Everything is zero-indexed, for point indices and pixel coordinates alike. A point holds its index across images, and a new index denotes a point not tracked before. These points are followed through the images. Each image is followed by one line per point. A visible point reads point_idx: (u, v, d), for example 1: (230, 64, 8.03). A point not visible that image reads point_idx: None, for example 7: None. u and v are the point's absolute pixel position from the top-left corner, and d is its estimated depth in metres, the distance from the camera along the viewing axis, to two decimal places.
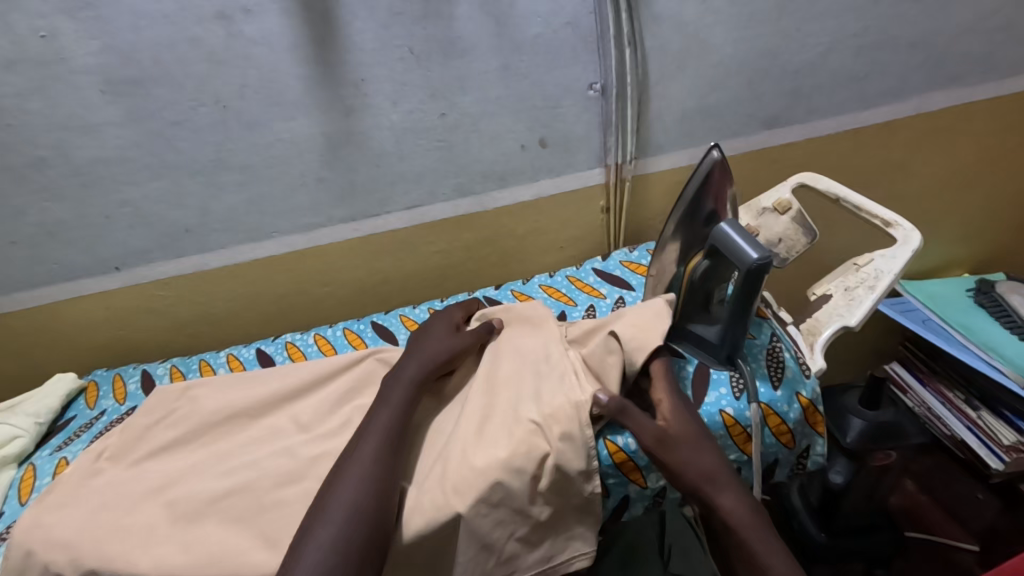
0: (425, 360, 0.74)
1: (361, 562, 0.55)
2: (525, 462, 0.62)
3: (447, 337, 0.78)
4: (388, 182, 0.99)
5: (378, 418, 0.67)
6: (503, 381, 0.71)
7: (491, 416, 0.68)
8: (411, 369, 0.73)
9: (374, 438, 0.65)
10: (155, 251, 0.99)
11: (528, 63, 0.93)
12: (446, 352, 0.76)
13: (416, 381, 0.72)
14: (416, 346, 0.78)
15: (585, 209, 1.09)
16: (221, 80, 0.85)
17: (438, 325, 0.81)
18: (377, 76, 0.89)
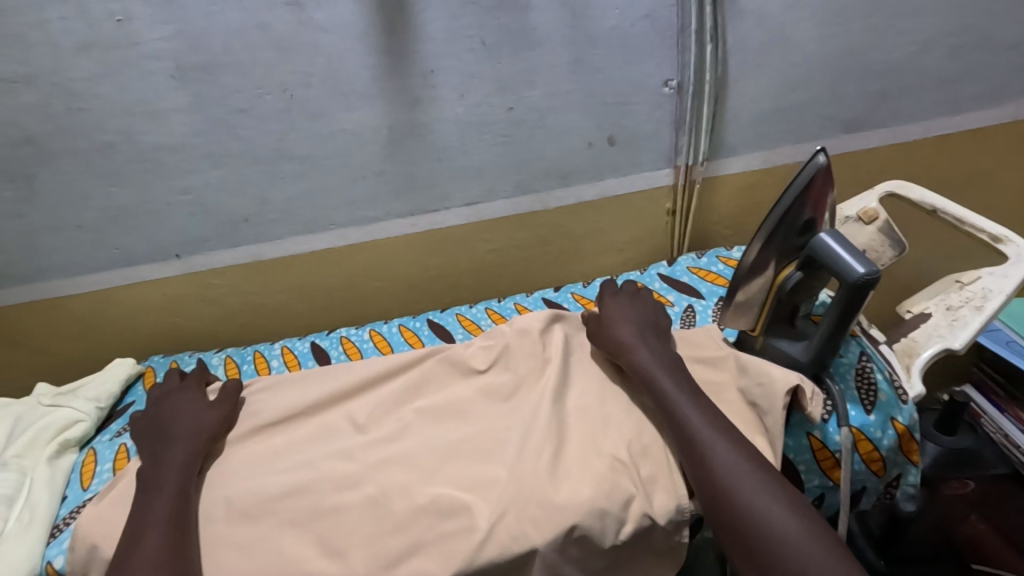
0: (190, 445, 0.69)
1: None
2: (609, 502, 0.60)
3: (202, 411, 0.74)
4: (449, 176, 0.96)
5: (157, 508, 0.61)
6: (575, 410, 0.70)
7: (565, 440, 0.67)
8: (178, 454, 0.68)
9: (160, 530, 0.59)
10: (213, 240, 0.97)
11: (602, 57, 0.88)
12: (211, 429, 0.72)
13: (188, 458, 0.68)
14: (178, 427, 0.71)
15: (649, 210, 1.05)
16: (288, 68, 0.83)
17: (185, 404, 0.75)
18: (445, 67, 0.86)
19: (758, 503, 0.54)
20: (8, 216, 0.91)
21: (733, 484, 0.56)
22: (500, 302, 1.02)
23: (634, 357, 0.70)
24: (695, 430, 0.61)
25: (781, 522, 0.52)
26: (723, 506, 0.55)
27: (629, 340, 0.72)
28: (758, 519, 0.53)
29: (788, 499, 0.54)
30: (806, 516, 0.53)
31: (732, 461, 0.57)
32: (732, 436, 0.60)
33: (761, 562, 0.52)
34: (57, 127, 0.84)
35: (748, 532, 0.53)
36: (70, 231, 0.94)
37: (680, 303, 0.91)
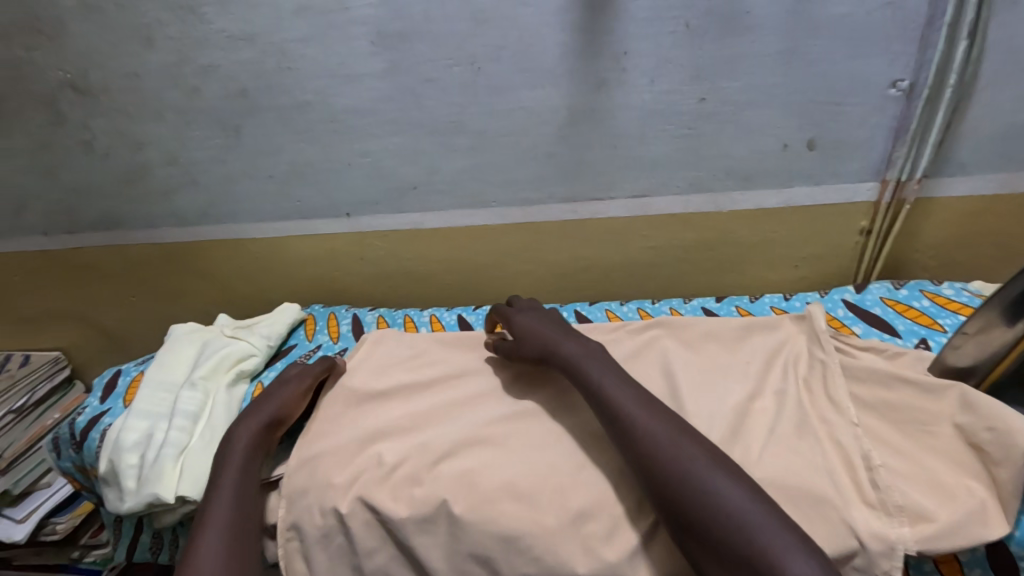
0: (258, 418, 0.70)
1: None
2: (802, 499, 0.56)
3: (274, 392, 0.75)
4: (620, 166, 0.91)
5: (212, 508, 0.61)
6: (758, 411, 0.67)
7: (743, 439, 0.63)
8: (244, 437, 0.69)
9: (212, 531, 0.59)
10: (381, 204, 1.01)
11: (821, 49, 0.78)
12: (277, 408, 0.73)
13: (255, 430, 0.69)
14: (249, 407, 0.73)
15: (838, 226, 0.92)
16: (481, 40, 0.82)
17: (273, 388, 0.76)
18: (641, 50, 0.80)
19: (693, 487, 0.50)
20: (216, 162, 1.01)
21: (664, 456, 0.53)
22: (652, 304, 0.96)
23: (550, 342, 0.71)
24: (621, 406, 0.58)
25: (721, 489, 0.49)
26: (656, 485, 0.52)
27: (553, 337, 0.71)
28: (694, 486, 0.50)
29: (730, 472, 0.51)
30: (748, 484, 0.50)
31: (657, 437, 0.54)
32: (644, 411, 0.57)
33: (702, 533, 0.48)
34: (267, 83, 0.91)
35: (685, 501, 0.50)
36: (262, 180, 1.02)
37: (868, 336, 0.79)
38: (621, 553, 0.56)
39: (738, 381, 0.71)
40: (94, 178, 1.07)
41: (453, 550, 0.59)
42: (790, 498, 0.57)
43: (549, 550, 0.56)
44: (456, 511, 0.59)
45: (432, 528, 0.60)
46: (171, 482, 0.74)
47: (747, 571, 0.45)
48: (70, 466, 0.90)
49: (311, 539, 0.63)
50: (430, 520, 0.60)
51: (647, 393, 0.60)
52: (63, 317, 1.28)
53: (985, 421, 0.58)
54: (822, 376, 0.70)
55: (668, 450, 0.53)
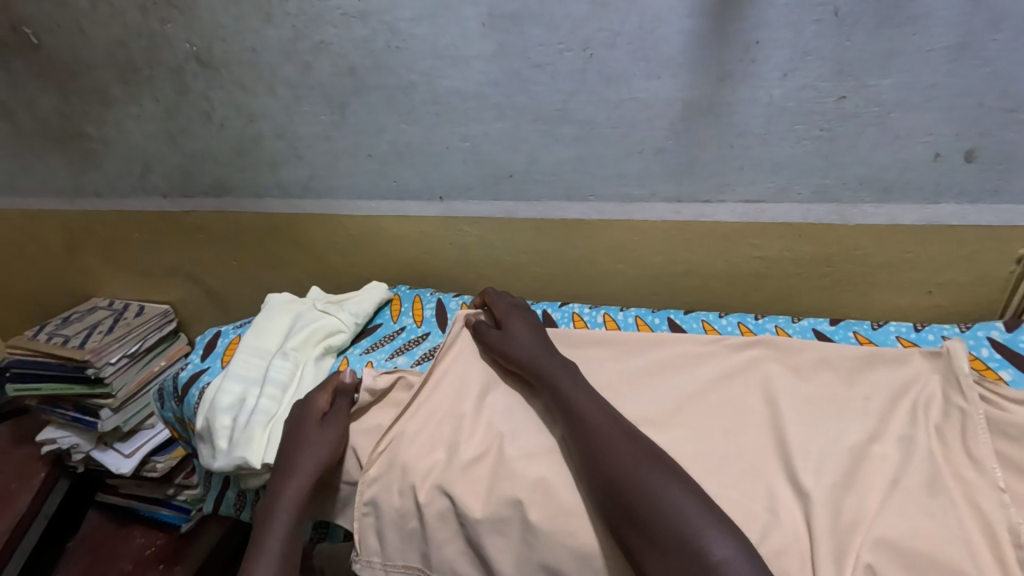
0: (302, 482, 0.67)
1: None
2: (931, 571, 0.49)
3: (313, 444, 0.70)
4: (737, 167, 0.83)
5: None
6: (879, 457, 0.58)
7: (861, 487, 0.56)
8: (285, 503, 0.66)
9: None
10: (475, 189, 0.99)
11: (1002, 45, 0.66)
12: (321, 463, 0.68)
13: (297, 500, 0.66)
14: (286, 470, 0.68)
15: (991, 252, 0.80)
16: (598, 25, 0.77)
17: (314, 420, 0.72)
18: (777, 40, 0.72)
19: (645, 486, 0.51)
20: (320, 138, 1.03)
21: (608, 450, 0.56)
22: (755, 319, 0.88)
23: (534, 353, 0.73)
24: (583, 410, 0.62)
25: (670, 493, 0.51)
26: (609, 481, 0.53)
27: (537, 348, 0.73)
28: (641, 480, 0.52)
29: (672, 471, 0.53)
30: (690, 482, 0.52)
31: (605, 437, 0.57)
32: (594, 416, 0.61)
33: (642, 525, 0.49)
34: (376, 62, 0.91)
35: (629, 489, 0.52)
36: (363, 159, 1.03)
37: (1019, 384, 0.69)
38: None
39: (858, 419, 0.63)
40: (210, 147, 1.13)
41: (525, 558, 0.56)
42: (913, 568, 0.49)
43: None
44: (531, 518, 0.56)
45: (504, 530, 0.57)
46: (258, 450, 0.77)
47: (677, 554, 0.47)
48: (173, 416, 0.97)
49: (387, 519, 0.64)
50: (502, 521, 0.58)
51: (606, 404, 0.64)
52: (175, 274, 1.38)
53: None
54: (960, 426, 0.60)
55: (622, 455, 0.55)
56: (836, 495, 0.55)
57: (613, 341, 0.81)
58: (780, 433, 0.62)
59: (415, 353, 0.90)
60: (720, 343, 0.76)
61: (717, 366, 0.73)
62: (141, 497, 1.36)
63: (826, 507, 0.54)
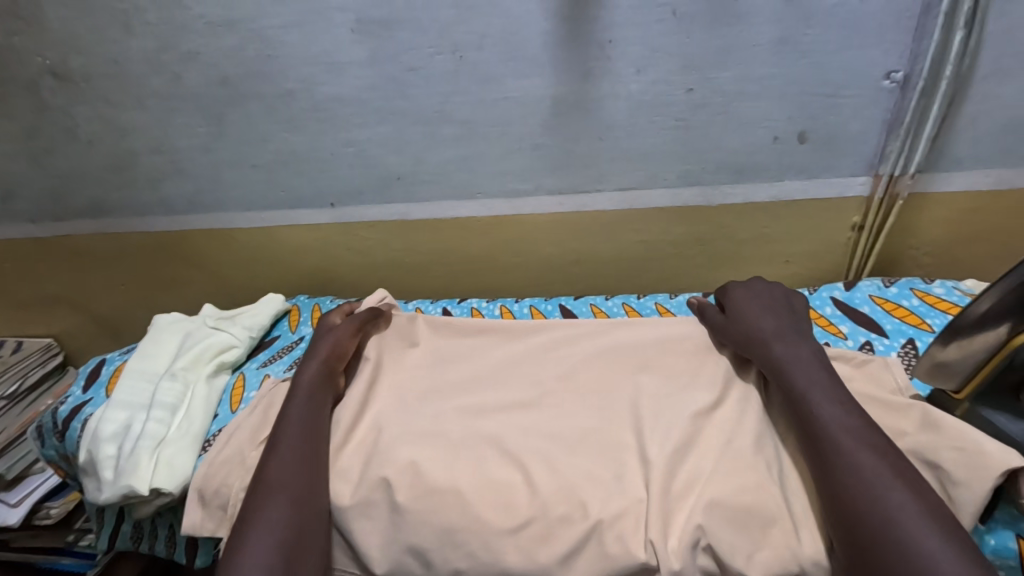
0: (318, 356, 0.75)
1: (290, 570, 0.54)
2: (749, 518, 0.55)
3: (327, 334, 0.80)
4: (609, 158, 0.89)
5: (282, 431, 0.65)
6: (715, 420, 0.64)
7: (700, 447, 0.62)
8: (308, 370, 0.74)
9: (278, 455, 0.63)
10: (367, 194, 1.00)
11: (815, 38, 0.75)
12: (337, 346, 0.77)
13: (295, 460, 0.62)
14: (273, 440, 0.65)
15: (831, 221, 0.90)
16: (465, 28, 0.80)
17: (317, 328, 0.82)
18: (628, 39, 0.78)
19: (902, 531, 0.47)
20: (199, 150, 1.00)
21: (866, 481, 0.50)
22: (639, 299, 0.95)
23: (762, 341, 0.68)
24: (828, 424, 0.56)
25: (913, 536, 0.46)
26: (848, 514, 0.49)
27: (763, 334, 0.68)
28: (881, 516, 0.48)
29: (920, 507, 0.48)
30: (935, 521, 0.47)
31: (857, 442, 0.53)
32: (843, 400, 0.58)
33: (879, 567, 0.46)
34: (249, 71, 0.89)
35: (866, 528, 0.48)
36: (247, 169, 1.01)
37: (854, 336, 0.78)
38: (552, 557, 0.55)
39: (707, 385, 0.69)
40: (80, 166, 1.06)
41: (392, 540, 0.59)
42: (739, 521, 0.55)
43: (483, 547, 0.56)
44: (397, 500, 0.59)
45: (372, 513, 0.60)
46: (146, 474, 0.73)
47: None
48: (56, 454, 0.90)
49: None
50: (369, 504, 0.61)
51: (859, 412, 0.57)
52: (56, 303, 1.28)
53: (951, 441, 0.56)
54: None
55: (879, 482, 0.50)
56: (676, 459, 0.61)
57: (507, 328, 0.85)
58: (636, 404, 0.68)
59: None
60: (598, 325, 0.81)
61: (597, 345, 0.78)
62: (36, 549, 1.22)
63: (663, 471, 0.60)
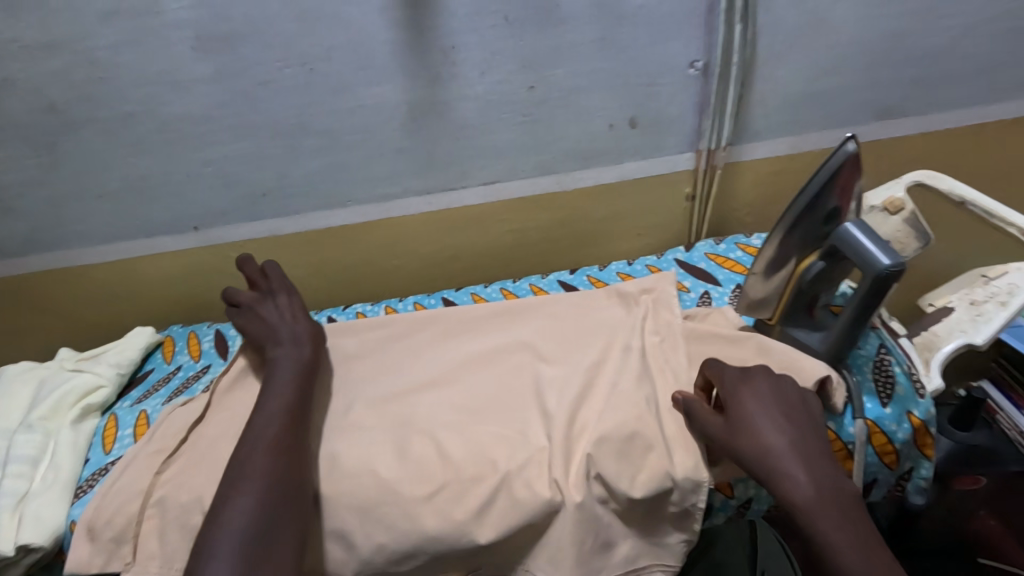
0: (286, 340, 0.75)
1: (275, 537, 0.55)
2: (630, 446, 0.65)
3: (287, 320, 0.78)
4: (468, 155, 0.95)
5: (271, 408, 0.65)
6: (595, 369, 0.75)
7: (590, 394, 0.72)
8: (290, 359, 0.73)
9: (269, 431, 0.63)
10: (233, 213, 0.98)
11: (628, 35, 0.86)
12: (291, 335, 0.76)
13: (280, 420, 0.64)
14: (260, 401, 0.66)
15: (669, 195, 1.03)
16: (310, 41, 0.82)
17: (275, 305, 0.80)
18: (469, 44, 0.85)
19: None
20: (33, 185, 0.93)
21: None
22: (514, 283, 1.03)
23: (784, 470, 0.56)
24: None
25: None
26: None
27: (784, 460, 0.57)
28: None
29: None
30: None
31: None
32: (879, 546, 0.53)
33: None
34: (81, 95, 0.85)
35: None
36: (92, 200, 0.95)
37: (695, 289, 0.90)
38: (467, 512, 0.62)
39: (586, 347, 0.78)
40: None
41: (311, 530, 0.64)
42: (621, 450, 0.64)
43: (402, 517, 0.62)
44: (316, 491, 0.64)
45: None
46: (9, 532, 0.68)
47: None
48: None
49: (171, 517, 0.63)
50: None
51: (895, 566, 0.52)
52: None
53: (778, 362, 0.68)
54: (661, 330, 0.77)
55: None
56: (574, 408, 0.70)
57: (394, 326, 0.89)
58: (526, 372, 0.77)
59: (195, 389, 0.87)
60: (497, 313, 0.88)
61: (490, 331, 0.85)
62: None
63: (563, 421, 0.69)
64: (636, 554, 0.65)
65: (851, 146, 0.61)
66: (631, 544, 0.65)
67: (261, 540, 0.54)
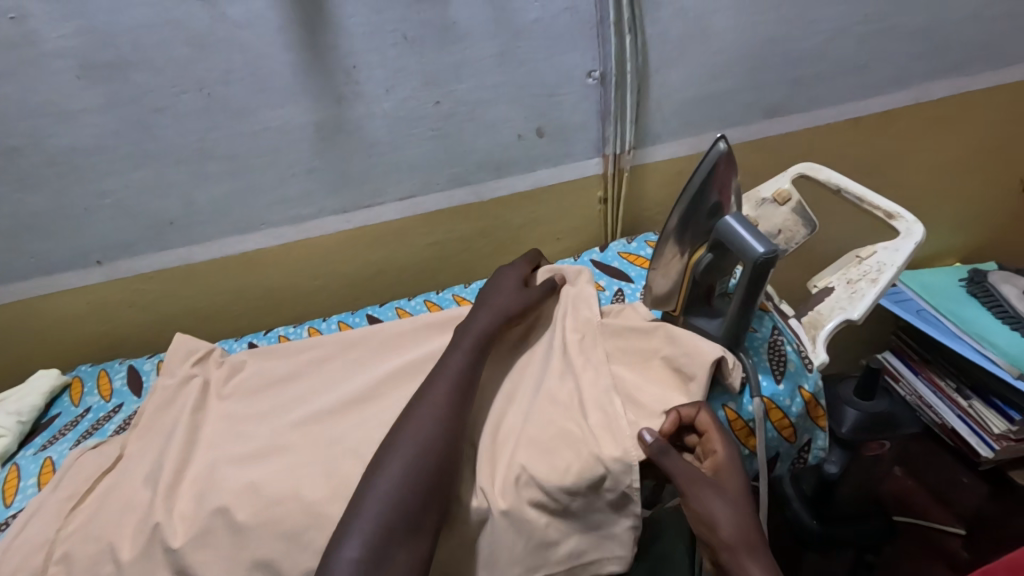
0: (497, 309, 0.78)
1: (428, 494, 0.58)
2: (556, 443, 0.66)
3: (516, 292, 0.82)
4: (381, 171, 0.96)
5: (449, 368, 0.70)
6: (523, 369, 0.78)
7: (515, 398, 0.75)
8: (483, 322, 0.76)
9: (442, 389, 0.67)
10: (139, 244, 0.95)
11: (526, 49, 0.90)
12: (519, 305, 0.79)
13: (450, 402, 0.66)
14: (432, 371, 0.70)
15: (582, 199, 1.07)
16: (204, 65, 0.81)
17: (509, 280, 0.84)
18: (370, 62, 0.86)
19: None
20: None
21: None
22: (438, 294, 1.04)
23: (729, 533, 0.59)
24: None
25: None
26: None
27: (734, 525, 0.60)
28: None
29: None
30: None
31: None
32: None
33: None
34: None
35: None
36: None
37: (609, 288, 0.94)
38: None
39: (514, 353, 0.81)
40: None
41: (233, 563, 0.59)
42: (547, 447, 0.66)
43: None
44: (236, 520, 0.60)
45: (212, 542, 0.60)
46: None
47: None
48: None
49: (77, 569, 0.61)
50: (205, 533, 0.61)
51: None
52: None
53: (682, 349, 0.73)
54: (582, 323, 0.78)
55: None
56: (502, 414, 0.73)
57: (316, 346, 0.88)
58: None
59: (106, 430, 0.85)
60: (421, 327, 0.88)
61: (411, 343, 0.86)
62: None
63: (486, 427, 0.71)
64: (582, 549, 0.66)
65: (720, 146, 0.68)
66: (575, 538, 0.65)
67: (410, 500, 0.57)
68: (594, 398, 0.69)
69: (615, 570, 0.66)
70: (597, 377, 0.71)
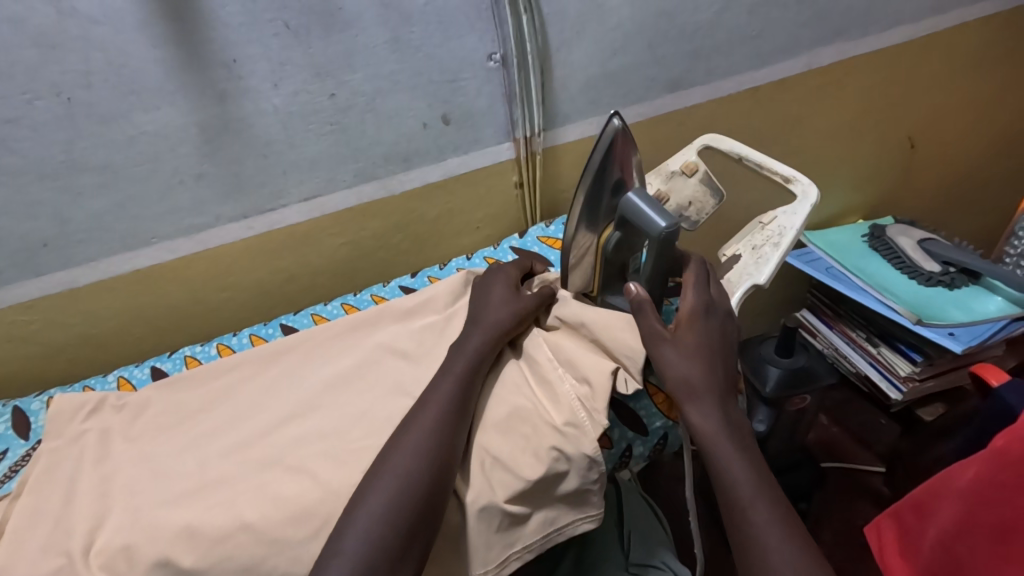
0: (490, 325, 0.71)
1: (411, 533, 0.55)
2: (511, 419, 0.65)
3: (506, 301, 0.74)
4: (280, 172, 0.90)
5: (442, 387, 0.64)
6: None
7: None
8: (476, 340, 0.69)
9: (434, 409, 0.62)
10: (9, 271, 0.85)
11: (420, 34, 0.86)
12: (509, 319, 0.72)
13: (442, 429, 0.61)
14: (425, 394, 0.64)
15: (497, 186, 1.05)
16: (59, 67, 0.73)
17: (501, 287, 0.77)
18: (251, 56, 0.80)
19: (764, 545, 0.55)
20: None
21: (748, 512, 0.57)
22: (356, 296, 1.00)
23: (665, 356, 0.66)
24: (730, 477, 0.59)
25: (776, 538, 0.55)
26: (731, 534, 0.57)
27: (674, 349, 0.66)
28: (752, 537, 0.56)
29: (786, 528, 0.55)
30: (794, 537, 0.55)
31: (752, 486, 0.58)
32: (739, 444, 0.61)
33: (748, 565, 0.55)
34: None
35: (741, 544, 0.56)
36: None
37: None
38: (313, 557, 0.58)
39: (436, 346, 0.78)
40: None
41: None
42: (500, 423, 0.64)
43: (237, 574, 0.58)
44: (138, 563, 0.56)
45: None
46: None
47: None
48: None
49: None
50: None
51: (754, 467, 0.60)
52: None
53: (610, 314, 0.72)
54: None
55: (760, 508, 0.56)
56: None
57: (223, 365, 0.82)
58: (366, 388, 0.74)
59: None
60: (335, 333, 0.83)
61: (326, 352, 0.81)
62: None
63: None
64: (554, 516, 0.64)
65: (616, 123, 0.69)
66: (547, 509, 0.64)
67: (392, 545, 0.54)
68: (540, 370, 0.69)
69: (587, 529, 0.66)
70: (541, 353, 0.71)
